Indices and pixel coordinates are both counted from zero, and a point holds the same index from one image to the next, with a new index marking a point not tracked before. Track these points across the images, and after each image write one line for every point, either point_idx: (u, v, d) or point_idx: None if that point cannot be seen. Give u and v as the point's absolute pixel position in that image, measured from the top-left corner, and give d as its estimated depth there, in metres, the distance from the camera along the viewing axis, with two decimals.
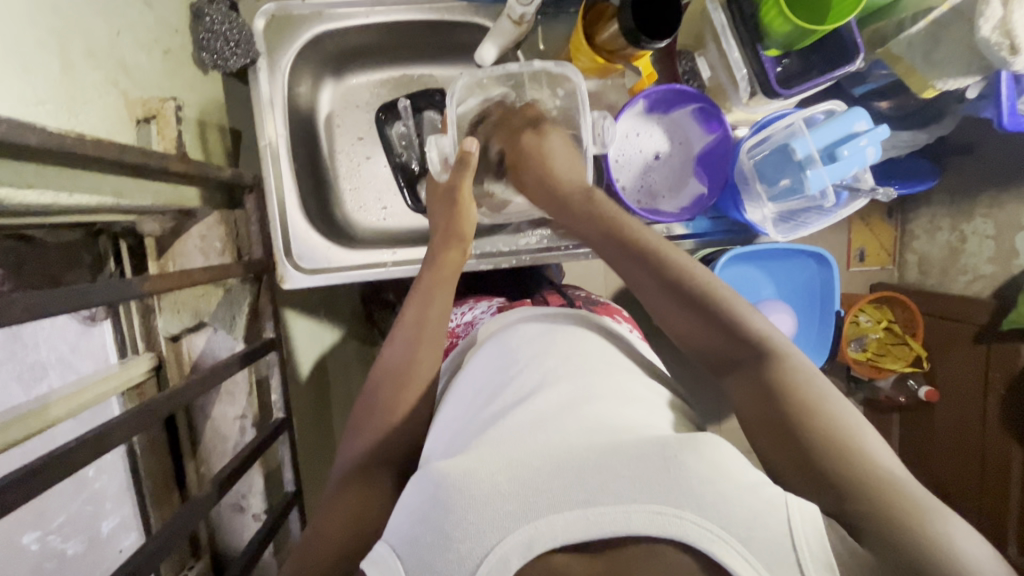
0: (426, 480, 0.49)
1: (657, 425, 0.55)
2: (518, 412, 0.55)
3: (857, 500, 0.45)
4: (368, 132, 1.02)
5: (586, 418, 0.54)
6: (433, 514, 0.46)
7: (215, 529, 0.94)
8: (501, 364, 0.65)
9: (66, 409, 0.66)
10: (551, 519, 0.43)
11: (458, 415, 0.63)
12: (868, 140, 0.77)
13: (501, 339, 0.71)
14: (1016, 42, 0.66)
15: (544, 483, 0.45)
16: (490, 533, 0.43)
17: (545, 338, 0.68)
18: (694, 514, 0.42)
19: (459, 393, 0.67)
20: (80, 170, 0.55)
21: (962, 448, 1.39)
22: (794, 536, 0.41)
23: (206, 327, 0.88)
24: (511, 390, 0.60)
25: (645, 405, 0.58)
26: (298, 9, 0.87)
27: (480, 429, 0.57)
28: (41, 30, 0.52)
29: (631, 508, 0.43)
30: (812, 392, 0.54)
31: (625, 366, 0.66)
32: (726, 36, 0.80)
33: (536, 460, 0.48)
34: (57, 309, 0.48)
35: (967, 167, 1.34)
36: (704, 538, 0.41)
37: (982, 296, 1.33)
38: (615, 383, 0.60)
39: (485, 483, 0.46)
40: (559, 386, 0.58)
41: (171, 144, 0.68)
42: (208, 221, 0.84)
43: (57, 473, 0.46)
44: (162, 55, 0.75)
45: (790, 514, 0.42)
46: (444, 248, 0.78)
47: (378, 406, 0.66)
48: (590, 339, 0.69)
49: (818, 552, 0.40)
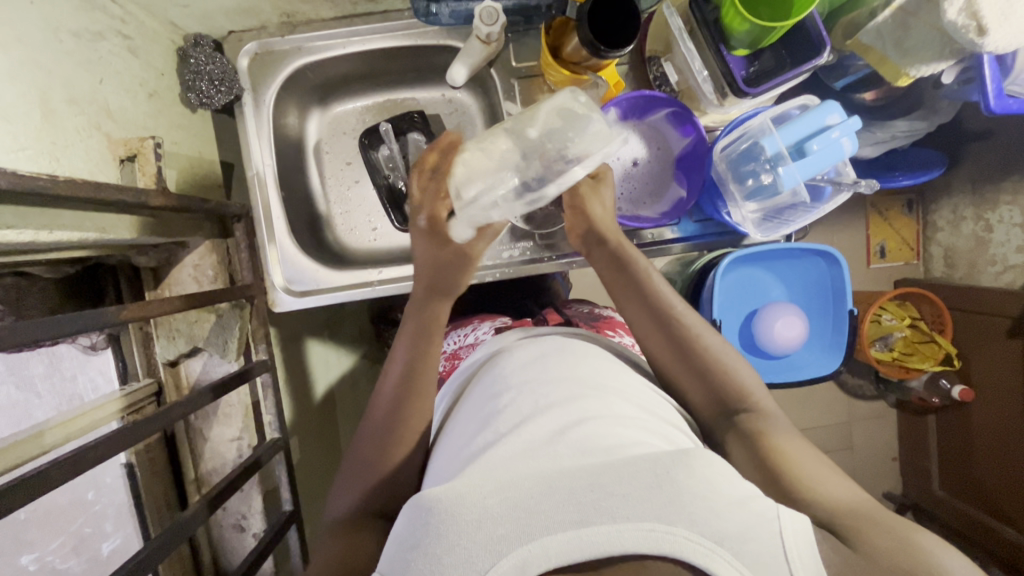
0: (418, 506, 0.49)
1: (649, 443, 0.55)
2: (511, 440, 0.55)
3: (840, 519, 0.51)
4: (356, 157, 1.05)
5: (579, 439, 0.53)
6: (423, 540, 0.46)
7: (217, 549, 0.96)
8: (494, 390, 0.65)
9: (62, 435, 0.69)
10: (545, 540, 0.43)
11: (458, 438, 0.63)
12: (840, 132, 0.75)
13: (495, 367, 0.71)
14: (983, 22, 0.64)
15: (535, 503, 0.45)
16: (482, 557, 0.43)
17: (541, 362, 0.67)
18: (687, 530, 0.43)
19: (459, 418, 0.67)
20: (61, 210, 0.59)
21: (1002, 450, 1.31)
22: (787, 548, 0.43)
23: (201, 351, 0.91)
24: (505, 416, 0.60)
25: (641, 426, 0.57)
26: (278, 45, 0.92)
27: (476, 454, 0.56)
28: (20, 83, 0.56)
29: (624, 527, 0.43)
30: (783, 437, 0.61)
31: (623, 382, 0.65)
32: (685, 41, 0.80)
33: (527, 482, 0.47)
34: (34, 337, 0.51)
35: (986, 154, 1.28)
36: (698, 553, 0.42)
37: (1014, 287, 1.26)
38: (615, 404, 0.60)
39: (476, 507, 0.46)
40: (551, 411, 0.58)
41: (151, 180, 0.72)
42: (200, 250, 0.88)
43: (28, 495, 0.48)
44: (147, 97, 0.81)
45: (782, 526, 0.45)
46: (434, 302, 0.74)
47: (390, 432, 0.66)
48: (585, 358, 0.68)
49: (810, 564, 0.43)
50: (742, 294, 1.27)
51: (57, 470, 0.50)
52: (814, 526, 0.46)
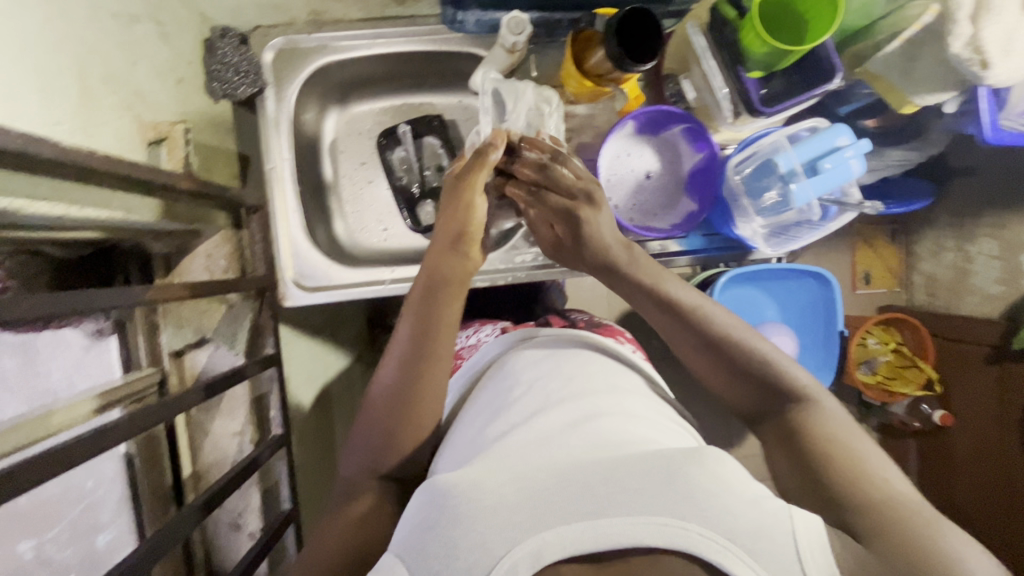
0: (431, 491, 0.49)
1: (659, 440, 0.56)
2: (523, 433, 0.56)
3: (864, 520, 0.51)
4: (370, 158, 1.06)
5: (590, 434, 0.54)
6: (438, 524, 0.45)
7: (211, 546, 0.94)
8: (503, 387, 0.67)
9: (68, 417, 0.69)
10: (559, 530, 0.43)
11: (465, 434, 0.63)
12: (853, 152, 0.81)
13: (503, 366, 0.71)
14: (986, 57, 0.69)
15: (550, 494, 0.45)
16: (497, 544, 0.43)
17: (548, 363, 0.68)
18: (700, 526, 0.43)
19: (465, 416, 0.67)
20: (91, 186, 0.59)
21: (983, 473, 1.34)
22: (799, 548, 0.43)
23: (207, 343, 0.92)
24: (516, 413, 0.61)
25: (649, 423, 0.59)
26: (304, 42, 0.92)
27: (486, 448, 0.57)
28: (62, 58, 0.57)
29: (637, 520, 0.43)
30: (817, 432, 0.61)
31: (634, 389, 0.66)
32: (707, 58, 0.84)
33: (541, 473, 0.48)
34: (62, 310, 0.51)
35: (968, 188, 1.34)
36: (709, 549, 0.42)
37: (994, 315, 1.31)
38: (621, 402, 0.61)
39: (492, 494, 0.46)
40: (562, 407, 0.59)
41: (179, 163, 0.73)
42: (214, 240, 0.87)
43: (52, 468, 0.47)
44: (175, 84, 0.81)
45: (794, 525, 0.44)
46: (447, 298, 0.70)
47: (410, 402, 0.64)
48: (594, 360, 0.70)
49: (821, 562, 0.43)
50: (741, 311, 1.29)
51: (79, 446, 0.49)
52: (826, 526, 0.46)
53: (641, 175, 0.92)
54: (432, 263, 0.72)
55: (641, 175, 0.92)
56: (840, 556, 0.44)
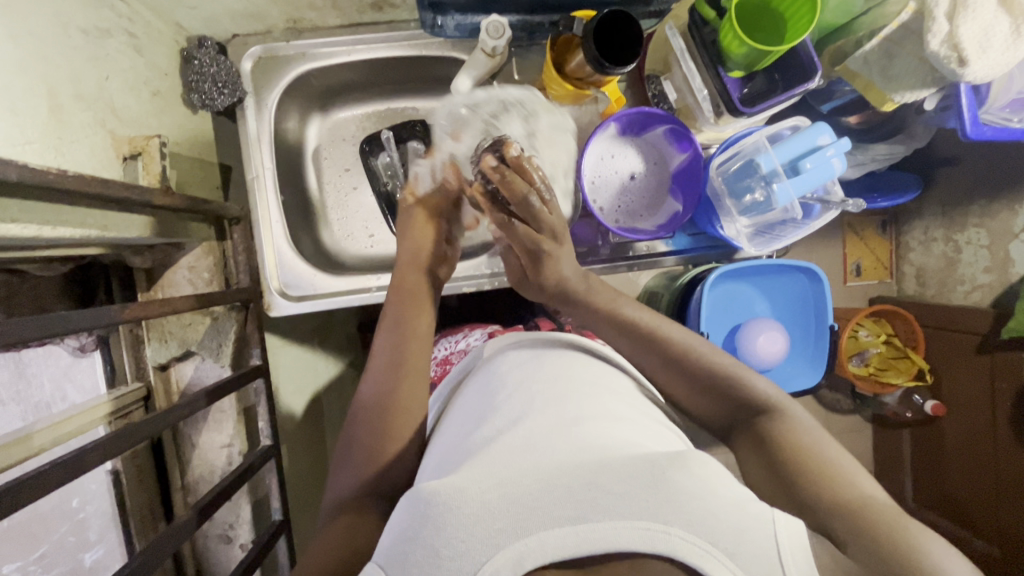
0: (416, 499, 0.49)
1: (644, 442, 0.56)
2: (508, 437, 0.55)
3: (845, 523, 0.51)
4: (354, 164, 1.05)
5: (575, 436, 0.54)
6: (421, 532, 0.45)
7: (202, 558, 0.94)
8: (488, 390, 0.66)
9: (51, 438, 0.68)
10: (542, 536, 0.43)
11: (450, 440, 0.63)
12: (834, 151, 0.80)
13: (490, 368, 0.72)
14: (964, 53, 0.68)
15: (534, 500, 0.45)
16: (480, 550, 0.43)
17: (533, 365, 0.68)
18: (683, 530, 0.43)
19: (451, 421, 0.67)
20: (65, 205, 0.58)
21: (973, 462, 1.36)
22: (781, 549, 0.43)
23: (194, 356, 0.90)
24: (500, 415, 0.60)
25: (633, 424, 0.59)
26: (283, 50, 0.92)
27: (472, 451, 0.56)
28: (31, 77, 0.56)
29: (621, 524, 0.43)
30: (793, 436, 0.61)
31: (618, 388, 0.66)
32: (686, 60, 0.85)
33: (526, 478, 0.48)
34: (41, 333, 0.50)
35: (955, 179, 1.35)
36: (693, 553, 0.42)
37: (982, 306, 1.32)
38: (603, 403, 0.61)
39: (475, 501, 0.46)
40: (547, 410, 0.59)
41: (156, 179, 0.72)
42: (196, 252, 0.86)
43: (28, 494, 0.46)
44: (151, 96, 0.80)
45: (777, 530, 0.44)
46: (414, 312, 0.74)
47: (387, 411, 0.65)
48: (578, 360, 0.70)
49: (803, 564, 0.42)
50: (728, 307, 1.28)
51: (57, 470, 0.49)
52: (809, 531, 0.46)
53: (628, 177, 0.92)
54: (402, 276, 0.78)
55: (629, 176, 0.92)
56: (823, 560, 0.44)
